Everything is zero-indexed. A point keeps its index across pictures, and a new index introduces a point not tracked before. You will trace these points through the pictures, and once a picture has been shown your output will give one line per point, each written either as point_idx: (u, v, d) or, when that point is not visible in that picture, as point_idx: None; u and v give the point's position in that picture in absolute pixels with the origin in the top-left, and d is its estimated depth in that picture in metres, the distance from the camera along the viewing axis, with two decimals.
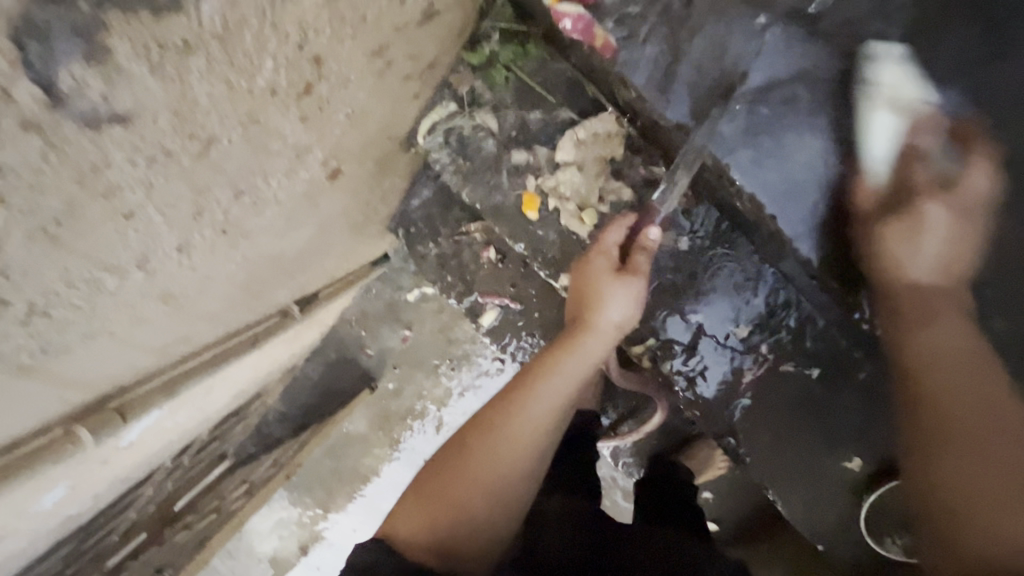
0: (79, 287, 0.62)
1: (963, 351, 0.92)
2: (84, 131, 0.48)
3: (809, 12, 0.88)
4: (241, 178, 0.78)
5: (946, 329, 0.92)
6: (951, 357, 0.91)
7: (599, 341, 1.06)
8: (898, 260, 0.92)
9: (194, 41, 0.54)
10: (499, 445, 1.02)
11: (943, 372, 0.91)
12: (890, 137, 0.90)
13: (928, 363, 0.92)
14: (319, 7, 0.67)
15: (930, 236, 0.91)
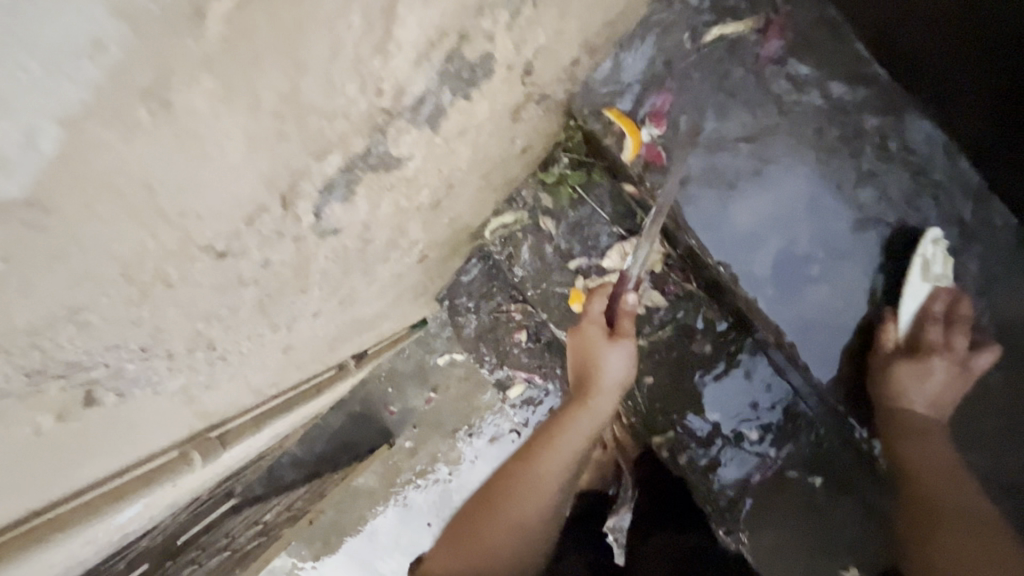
0: (248, 340, 0.72)
1: (950, 472, 0.94)
2: (316, 239, 0.60)
3: (889, 195, 0.96)
4: (370, 264, 0.86)
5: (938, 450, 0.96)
6: (945, 472, 0.94)
7: (601, 402, 1.01)
8: (904, 397, 0.96)
9: (395, 183, 0.64)
10: (512, 502, 0.98)
11: (943, 484, 0.93)
12: (910, 301, 0.96)
13: (926, 474, 0.93)
14: (469, 155, 0.79)
15: (929, 381, 0.96)
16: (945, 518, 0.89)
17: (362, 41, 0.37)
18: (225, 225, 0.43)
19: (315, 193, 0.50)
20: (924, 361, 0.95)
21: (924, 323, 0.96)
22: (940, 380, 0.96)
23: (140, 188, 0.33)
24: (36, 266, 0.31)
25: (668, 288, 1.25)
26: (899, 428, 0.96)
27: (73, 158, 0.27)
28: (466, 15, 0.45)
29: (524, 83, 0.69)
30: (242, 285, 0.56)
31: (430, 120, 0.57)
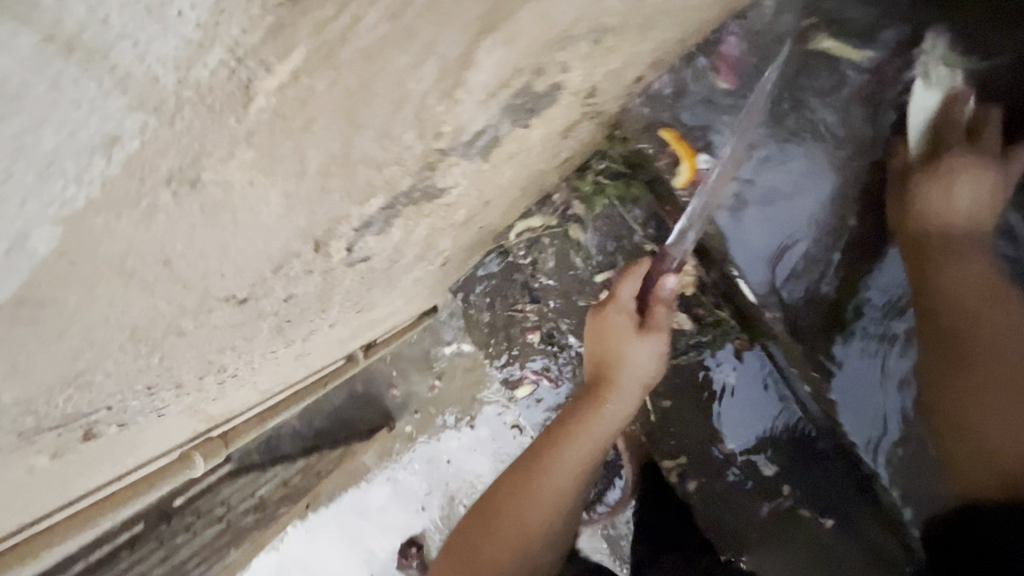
0: (262, 357, 0.67)
1: (989, 288, 0.59)
2: (346, 269, 0.54)
3: None
4: (396, 276, 0.80)
5: (976, 265, 0.60)
6: (979, 301, 0.59)
7: (620, 411, 0.73)
8: (932, 216, 0.61)
9: (434, 209, 0.58)
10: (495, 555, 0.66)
11: (987, 331, 0.58)
12: (913, 121, 0.64)
13: (960, 325, 0.60)
14: (514, 175, 0.72)
15: (968, 181, 0.60)
16: (967, 380, 0.59)
17: (431, 91, 0.31)
18: (252, 275, 0.38)
19: (348, 232, 0.44)
20: (943, 168, 0.61)
21: (948, 124, 0.63)
22: (975, 192, 0.60)
23: (156, 263, 0.27)
24: (28, 350, 0.26)
25: (698, 311, 1.19)
26: (920, 254, 0.62)
27: (72, 252, 0.21)
28: (545, 52, 0.38)
29: (585, 104, 0.62)
30: (262, 318, 0.50)
31: (482, 151, 0.50)
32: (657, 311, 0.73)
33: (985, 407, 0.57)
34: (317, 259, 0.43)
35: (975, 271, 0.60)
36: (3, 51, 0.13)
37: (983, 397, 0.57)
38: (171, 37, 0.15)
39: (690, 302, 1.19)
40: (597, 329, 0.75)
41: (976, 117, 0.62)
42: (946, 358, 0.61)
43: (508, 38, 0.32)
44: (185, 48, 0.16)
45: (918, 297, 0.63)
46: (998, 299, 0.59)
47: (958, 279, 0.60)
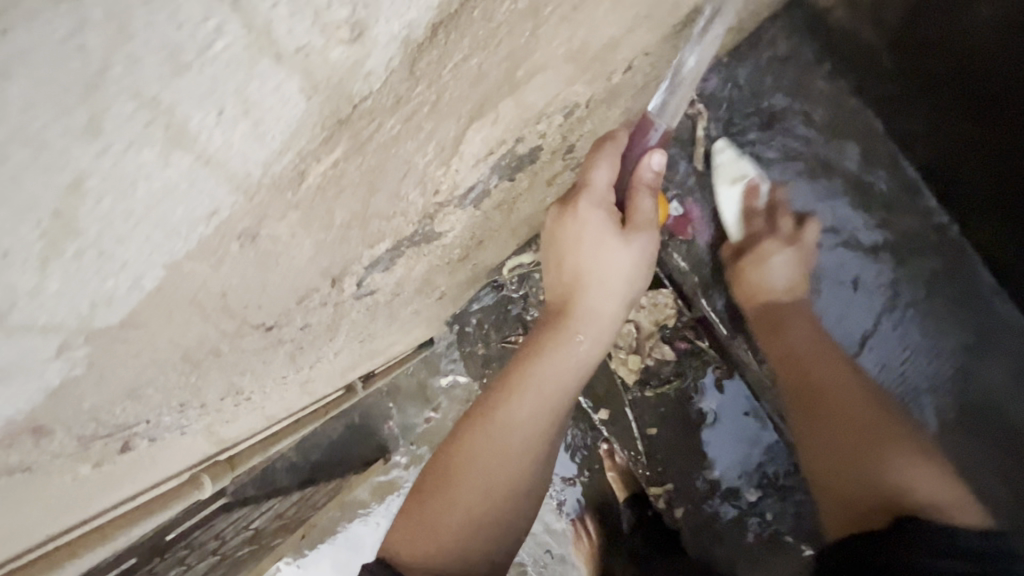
0: (272, 382, 0.72)
1: (819, 351, 0.78)
2: (354, 302, 0.62)
3: None
4: (397, 308, 0.87)
5: (806, 330, 0.80)
6: (820, 359, 0.78)
7: (594, 329, 0.77)
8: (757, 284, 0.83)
9: (432, 249, 0.66)
10: (476, 461, 0.75)
11: (823, 380, 0.76)
12: (725, 208, 0.87)
13: (809, 376, 0.77)
14: (504, 217, 0.81)
15: (782, 258, 0.82)
16: (818, 419, 0.75)
17: (434, 161, 0.39)
18: (279, 306, 0.45)
19: (358, 269, 0.52)
20: (758, 251, 0.83)
21: (749, 215, 0.87)
22: (784, 262, 0.82)
23: (215, 296, 0.34)
24: (112, 365, 0.33)
25: (678, 345, 1.25)
26: (764, 319, 0.83)
27: (165, 288, 0.29)
28: (526, 125, 0.47)
29: (565, 159, 0.71)
30: (279, 346, 0.57)
31: (474, 201, 0.58)
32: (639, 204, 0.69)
33: (829, 433, 0.74)
34: (332, 292, 0.51)
35: (808, 337, 0.79)
36: (171, 167, 0.20)
37: (821, 430, 0.75)
38: (264, 150, 0.23)
39: (672, 333, 1.25)
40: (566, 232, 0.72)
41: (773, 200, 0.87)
42: (803, 398, 0.77)
43: (493, 120, 0.40)
44: (271, 154, 0.24)
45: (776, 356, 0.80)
46: (824, 353, 0.78)
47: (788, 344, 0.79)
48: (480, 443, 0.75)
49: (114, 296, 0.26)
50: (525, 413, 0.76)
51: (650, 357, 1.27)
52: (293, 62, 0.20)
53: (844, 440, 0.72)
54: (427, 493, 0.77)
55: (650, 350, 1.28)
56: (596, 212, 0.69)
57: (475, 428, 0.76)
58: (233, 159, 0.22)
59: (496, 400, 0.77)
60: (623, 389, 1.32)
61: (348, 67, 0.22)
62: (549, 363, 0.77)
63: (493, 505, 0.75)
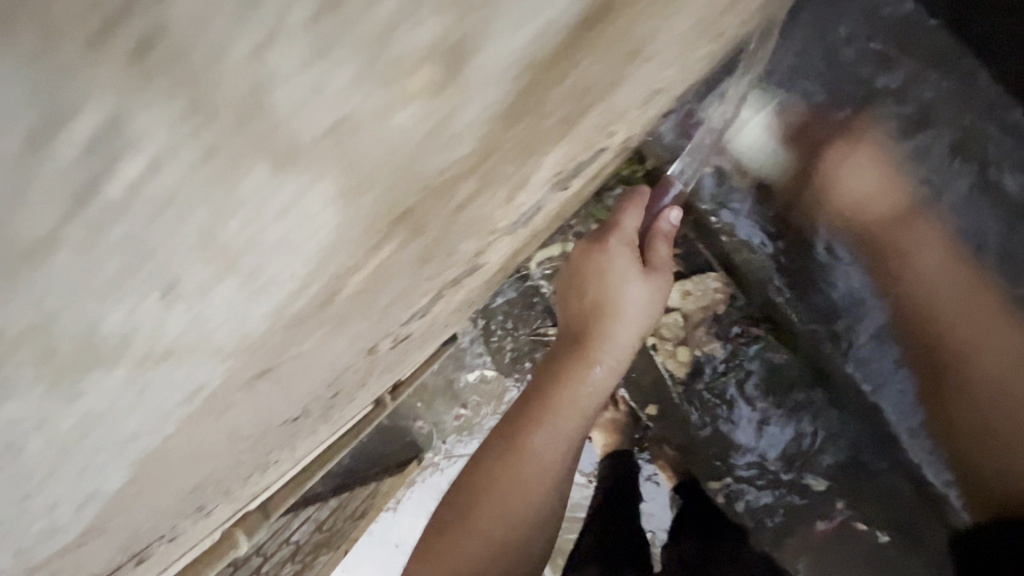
0: (304, 438, 0.63)
1: (957, 310, 0.79)
2: (390, 350, 0.52)
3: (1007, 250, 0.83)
4: (431, 331, 0.77)
5: (957, 273, 0.80)
6: (955, 287, 0.79)
7: (611, 357, 0.84)
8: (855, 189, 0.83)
9: (474, 276, 0.56)
10: (497, 484, 0.79)
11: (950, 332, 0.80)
12: None
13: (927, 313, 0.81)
14: (546, 223, 0.69)
15: (853, 176, 0.82)
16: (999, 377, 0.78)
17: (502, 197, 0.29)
18: (308, 397, 0.35)
19: (397, 326, 0.41)
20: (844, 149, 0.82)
21: None
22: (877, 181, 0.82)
23: (217, 426, 0.24)
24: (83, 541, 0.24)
25: (729, 334, 1.14)
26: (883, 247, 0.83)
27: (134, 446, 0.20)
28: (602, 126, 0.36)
29: (621, 148, 0.59)
30: (307, 420, 0.48)
31: (526, 222, 0.47)
32: (657, 250, 0.85)
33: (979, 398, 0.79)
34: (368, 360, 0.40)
35: (942, 275, 0.80)
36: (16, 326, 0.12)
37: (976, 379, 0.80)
38: (207, 269, 0.16)
39: (723, 321, 1.14)
40: (596, 265, 0.84)
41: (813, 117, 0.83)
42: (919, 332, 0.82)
43: (570, 136, 0.29)
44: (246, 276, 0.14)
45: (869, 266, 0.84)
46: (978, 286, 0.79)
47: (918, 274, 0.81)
48: (503, 469, 0.79)
49: (24, 467, 0.17)
50: (544, 438, 0.80)
51: (700, 346, 1.17)
52: (247, 129, 0.13)
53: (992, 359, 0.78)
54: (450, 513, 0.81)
55: (699, 339, 1.17)
56: (622, 248, 0.83)
57: (505, 447, 0.80)
58: (160, 298, 0.15)
59: (519, 425, 0.81)
60: (671, 381, 1.21)
61: (345, 126, 0.15)
62: (578, 392, 0.82)
63: (506, 529, 0.79)
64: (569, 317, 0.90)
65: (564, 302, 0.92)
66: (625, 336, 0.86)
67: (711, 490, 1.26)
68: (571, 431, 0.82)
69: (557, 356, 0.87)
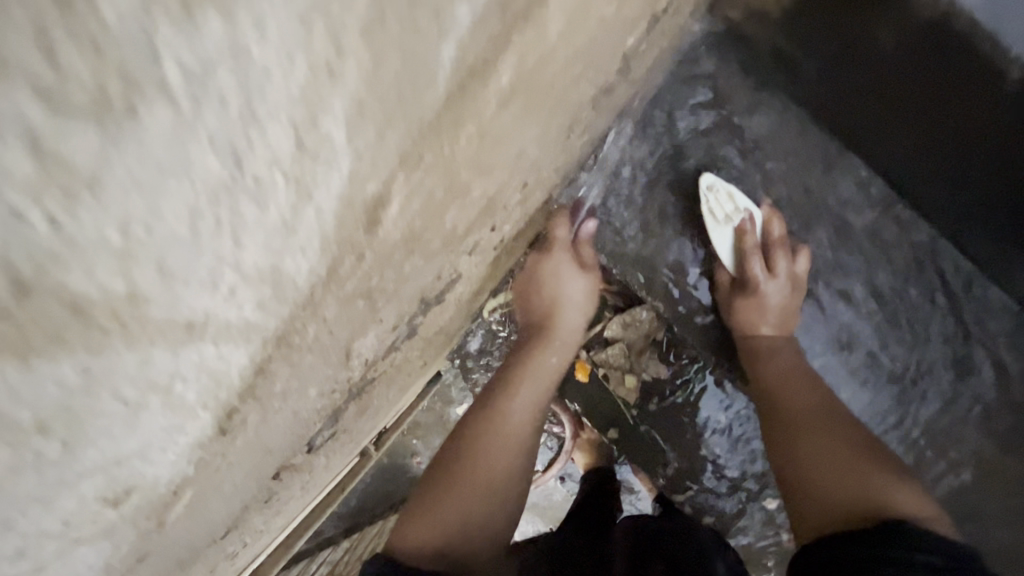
0: (260, 527, 0.71)
1: (826, 414, 0.81)
2: (315, 452, 0.61)
3: (881, 265, 0.92)
4: (374, 409, 0.85)
5: (817, 397, 0.84)
6: (821, 407, 0.82)
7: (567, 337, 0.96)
8: (754, 316, 0.91)
9: (385, 374, 0.66)
10: (475, 455, 0.86)
11: (812, 424, 0.80)
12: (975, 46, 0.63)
13: (790, 421, 0.82)
14: (457, 307, 0.78)
15: (764, 307, 0.91)
16: (874, 465, 0.72)
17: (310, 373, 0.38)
18: (221, 524, 0.45)
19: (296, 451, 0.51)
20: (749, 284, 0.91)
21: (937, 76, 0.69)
22: (779, 301, 0.91)
23: None
24: None
25: (670, 359, 1.24)
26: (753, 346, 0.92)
27: None
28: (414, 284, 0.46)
29: (500, 245, 0.69)
30: (251, 518, 0.58)
31: (404, 338, 0.57)
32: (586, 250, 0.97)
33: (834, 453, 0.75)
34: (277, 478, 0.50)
35: (802, 386, 0.86)
36: None
37: (821, 444, 0.77)
38: None
39: (663, 347, 1.23)
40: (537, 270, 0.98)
41: (767, 234, 0.93)
42: (777, 430, 0.83)
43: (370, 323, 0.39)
44: None
45: (746, 353, 0.93)
46: (855, 424, 0.80)
47: (778, 366, 0.89)
48: (479, 439, 0.87)
49: None
50: (522, 399, 0.91)
51: (646, 372, 1.26)
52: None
53: (837, 462, 0.73)
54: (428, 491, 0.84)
55: (644, 366, 1.26)
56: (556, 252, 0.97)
57: (486, 413, 0.90)
58: None
59: (493, 409, 0.90)
60: (625, 406, 1.30)
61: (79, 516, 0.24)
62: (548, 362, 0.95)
63: (494, 483, 0.85)
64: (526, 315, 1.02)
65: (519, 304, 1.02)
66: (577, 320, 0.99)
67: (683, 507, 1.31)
68: (544, 393, 0.94)
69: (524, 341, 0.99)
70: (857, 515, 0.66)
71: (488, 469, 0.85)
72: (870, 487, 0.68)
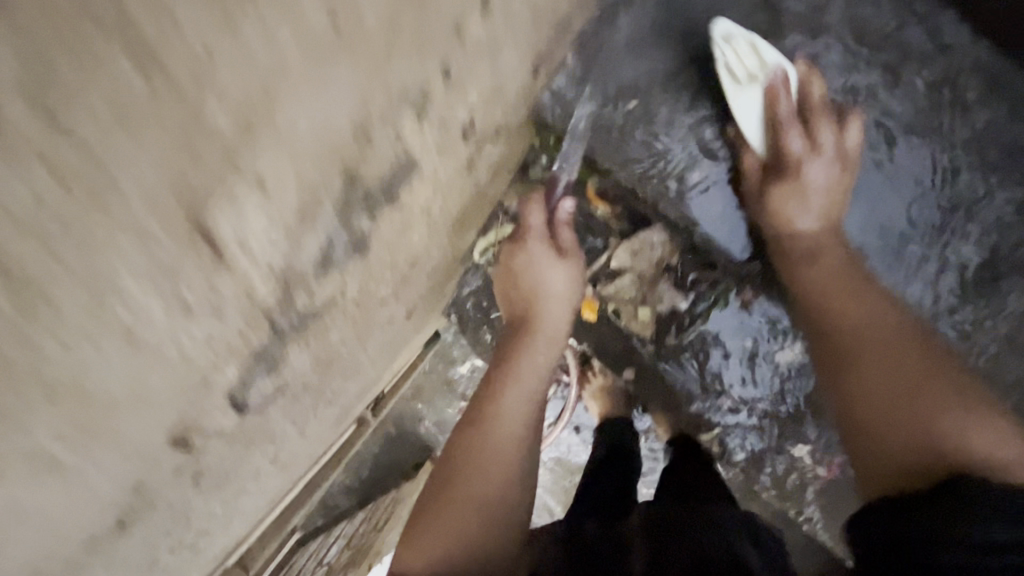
0: (224, 507, 0.61)
1: (888, 326, 0.69)
2: (256, 414, 0.48)
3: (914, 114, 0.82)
4: (349, 363, 0.75)
5: (870, 316, 0.71)
6: (876, 328, 0.70)
7: (552, 327, 0.98)
8: (789, 211, 0.85)
9: (337, 313, 0.51)
10: (469, 461, 0.83)
11: (864, 342, 0.69)
12: None
13: (840, 349, 0.71)
14: (425, 231, 0.63)
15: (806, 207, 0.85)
16: (937, 394, 0.61)
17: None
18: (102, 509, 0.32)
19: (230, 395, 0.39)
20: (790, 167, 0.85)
21: None
22: (825, 181, 0.85)
23: None
24: None
25: (686, 287, 1.09)
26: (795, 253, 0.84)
27: None
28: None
29: (468, 137, 0.55)
30: (179, 497, 0.45)
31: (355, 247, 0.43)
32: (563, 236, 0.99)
33: (889, 380, 0.64)
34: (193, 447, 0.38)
35: (851, 303, 0.74)
36: None
37: (877, 370, 0.66)
38: None
39: (678, 273, 1.09)
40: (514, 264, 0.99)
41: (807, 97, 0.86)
42: (827, 351, 0.73)
43: None
44: None
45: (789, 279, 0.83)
46: (921, 343, 0.67)
47: (816, 279, 0.79)
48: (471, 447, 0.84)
49: None
50: (512, 398, 0.90)
51: (660, 304, 1.12)
52: None
53: (895, 399, 0.63)
54: (422, 517, 0.80)
55: (658, 297, 1.12)
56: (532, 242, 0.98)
57: (473, 418, 0.89)
58: None
59: (478, 415, 0.89)
60: (639, 344, 1.17)
61: None
62: (536, 358, 0.94)
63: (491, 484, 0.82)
64: (510, 309, 1.02)
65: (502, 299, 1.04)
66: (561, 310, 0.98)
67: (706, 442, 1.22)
68: (533, 390, 0.92)
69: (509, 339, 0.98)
70: (915, 472, 0.57)
71: (481, 473, 0.82)
72: (942, 432, 0.58)
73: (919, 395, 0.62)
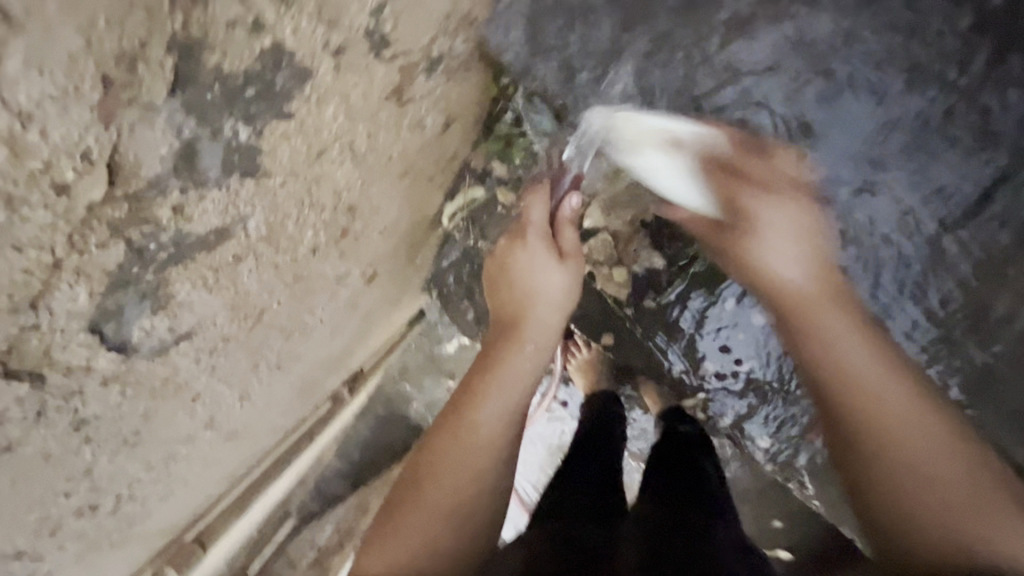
0: (151, 470, 0.58)
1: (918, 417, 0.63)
2: (154, 359, 0.44)
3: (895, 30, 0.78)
4: (291, 321, 0.70)
5: (904, 394, 0.64)
6: (900, 394, 0.65)
7: (541, 336, 0.86)
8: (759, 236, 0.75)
9: (245, 251, 0.47)
10: (451, 463, 0.73)
11: (877, 404, 0.64)
12: None
13: (847, 392, 0.66)
14: (354, 168, 0.57)
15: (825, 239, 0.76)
16: (980, 508, 0.57)
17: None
18: None
19: (103, 325, 0.35)
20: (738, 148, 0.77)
21: None
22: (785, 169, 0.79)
23: None
24: None
25: (663, 242, 1.04)
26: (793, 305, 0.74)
27: None
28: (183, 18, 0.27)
29: (384, 54, 0.49)
30: (69, 454, 0.41)
31: (238, 166, 0.38)
32: (564, 236, 0.90)
33: (916, 470, 0.60)
34: (56, 382, 0.34)
35: (877, 365, 0.66)
36: None
37: (907, 451, 0.61)
38: None
39: (655, 230, 1.04)
40: (507, 258, 0.90)
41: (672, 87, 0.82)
42: (840, 425, 0.66)
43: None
44: None
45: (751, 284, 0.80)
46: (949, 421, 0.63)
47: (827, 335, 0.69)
48: (451, 444, 0.75)
49: None
50: (492, 407, 0.77)
51: (637, 263, 1.06)
52: None
53: (909, 477, 0.60)
54: (393, 513, 0.71)
55: (634, 257, 1.07)
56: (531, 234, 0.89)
57: (447, 424, 0.77)
58: None
59: (455, 420, 0.77)
60: (617, 307, 1.12)
61: None
62: (524, 362, 0.82)
63: (460, 504, 0.71)
64: (497, 310, 0.91)
65: (491, 297, 0.94)
66: (554, 318, 0.88)
67: (692, 408, 1.15)
68: (520, 398, 0.80)
69: (492, 342, 0.87)
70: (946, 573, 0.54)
71: (446, 493, 0.71)
72: (968, 528, 0.55)
73: (949, 496, 0.58)
